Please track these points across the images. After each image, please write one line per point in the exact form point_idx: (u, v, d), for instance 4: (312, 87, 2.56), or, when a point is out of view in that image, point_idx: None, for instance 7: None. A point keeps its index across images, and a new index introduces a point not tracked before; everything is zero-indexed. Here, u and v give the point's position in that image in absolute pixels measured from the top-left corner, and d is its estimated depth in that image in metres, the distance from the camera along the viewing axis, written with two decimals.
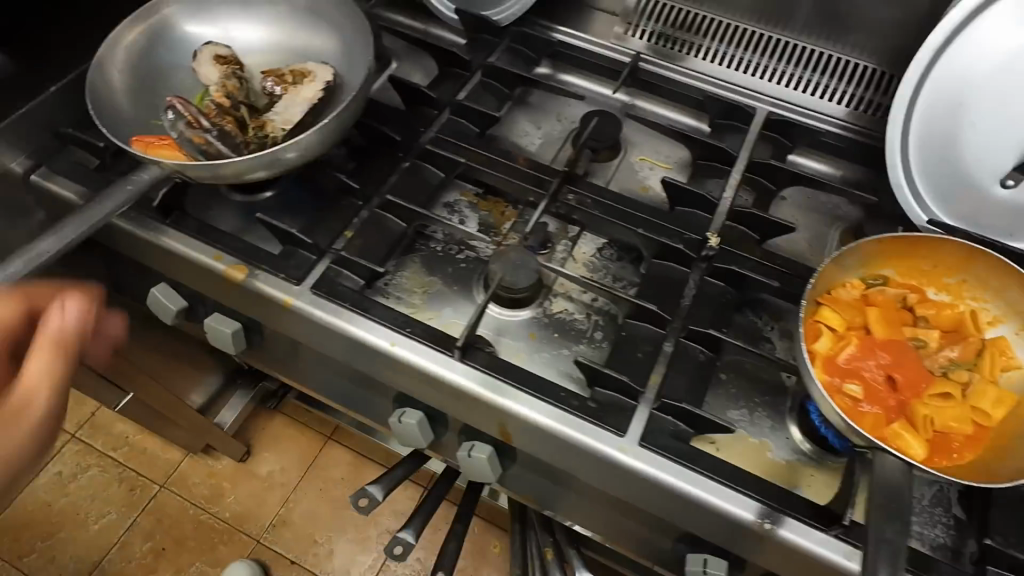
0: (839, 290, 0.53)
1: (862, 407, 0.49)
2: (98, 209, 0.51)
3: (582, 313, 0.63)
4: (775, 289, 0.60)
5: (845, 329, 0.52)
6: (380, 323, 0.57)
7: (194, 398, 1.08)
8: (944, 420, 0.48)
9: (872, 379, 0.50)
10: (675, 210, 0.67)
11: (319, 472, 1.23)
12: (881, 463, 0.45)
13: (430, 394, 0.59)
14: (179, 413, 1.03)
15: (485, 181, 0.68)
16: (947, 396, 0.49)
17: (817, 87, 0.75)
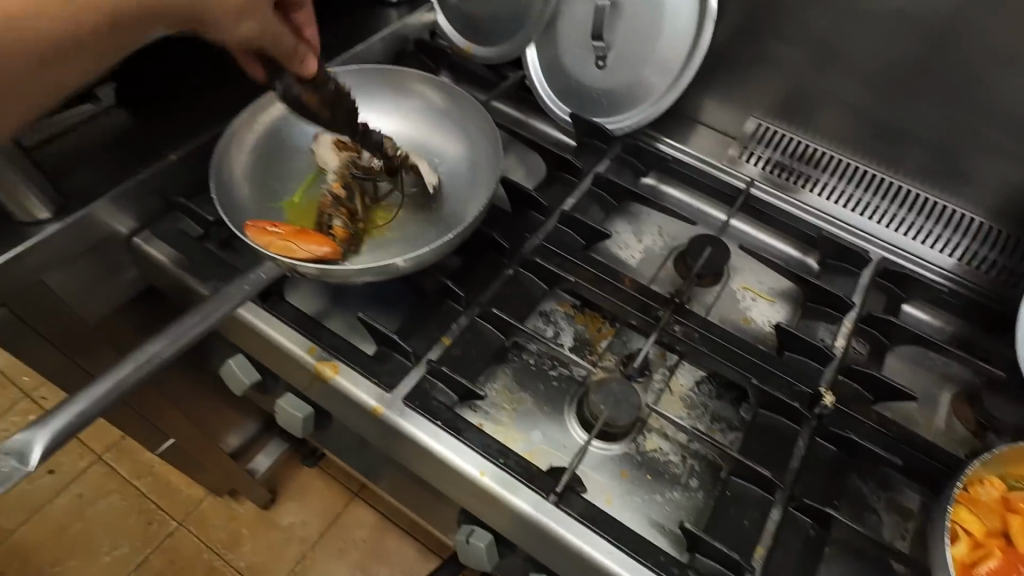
0: (981, 493, 0.50)
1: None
2: (218, 303, 0.47)
3: (677, 456, 0.60)
4: (893, 464, 0.56)
5: (985, 538, 0.49)
6: (472, 448, 0.54)
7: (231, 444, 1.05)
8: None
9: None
10: (783, 356, 0.63)
11: (341, 533, 1.18)
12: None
13: (511, 531, 0.55)
14: (216, 459, 0.99)
15: (586, 297, 0.66)
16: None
17: (939, 242, 0.71)
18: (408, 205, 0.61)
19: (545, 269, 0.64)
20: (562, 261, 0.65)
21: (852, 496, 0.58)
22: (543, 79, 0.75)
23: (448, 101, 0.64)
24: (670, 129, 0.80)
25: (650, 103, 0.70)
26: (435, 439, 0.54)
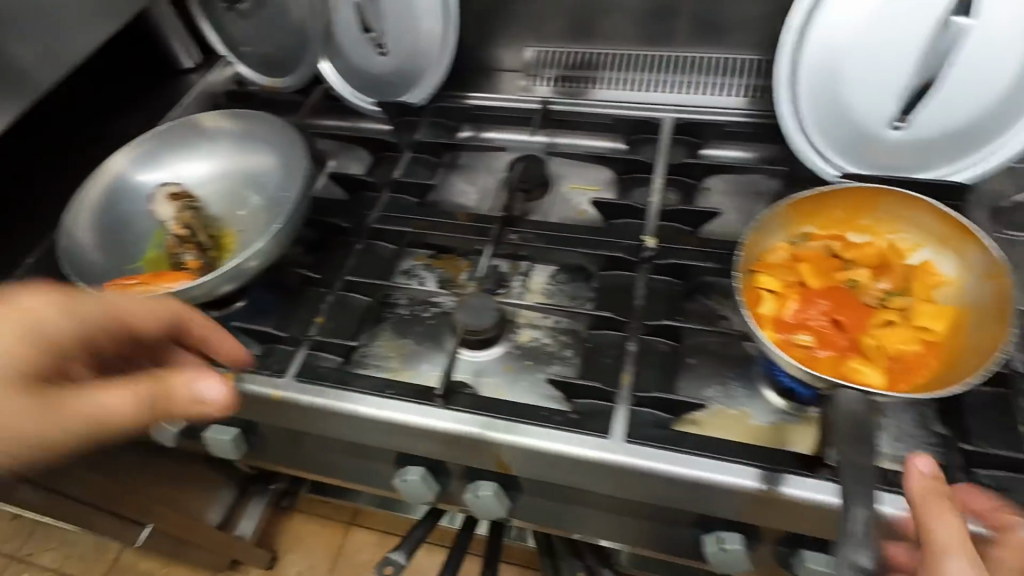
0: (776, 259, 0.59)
1: (825, 348, 0.53)
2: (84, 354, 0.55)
3: (549, 336, 0.68)
4: (717, 266, 0.65)
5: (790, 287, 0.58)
6: (364, 392, 0.61)
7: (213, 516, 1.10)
8: (895, 346, 0.54)
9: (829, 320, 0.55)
10: (612, 224, 0.72)
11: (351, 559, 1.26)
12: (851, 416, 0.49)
13: (425, 448, 0.61)
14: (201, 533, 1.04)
15: (434, 243, 0.74)
16: (898, 325, 0.55)
17: (720, 88, 0.82)
18: (248, 223, 0.70)
19: (385, 232, 0.73)
20: (397, 220, 0.74)
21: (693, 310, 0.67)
22: (342, 82, 0.86)
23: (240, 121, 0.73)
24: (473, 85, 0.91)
25: (437, 65, 0.80)
26: (329, 395, 0.61)
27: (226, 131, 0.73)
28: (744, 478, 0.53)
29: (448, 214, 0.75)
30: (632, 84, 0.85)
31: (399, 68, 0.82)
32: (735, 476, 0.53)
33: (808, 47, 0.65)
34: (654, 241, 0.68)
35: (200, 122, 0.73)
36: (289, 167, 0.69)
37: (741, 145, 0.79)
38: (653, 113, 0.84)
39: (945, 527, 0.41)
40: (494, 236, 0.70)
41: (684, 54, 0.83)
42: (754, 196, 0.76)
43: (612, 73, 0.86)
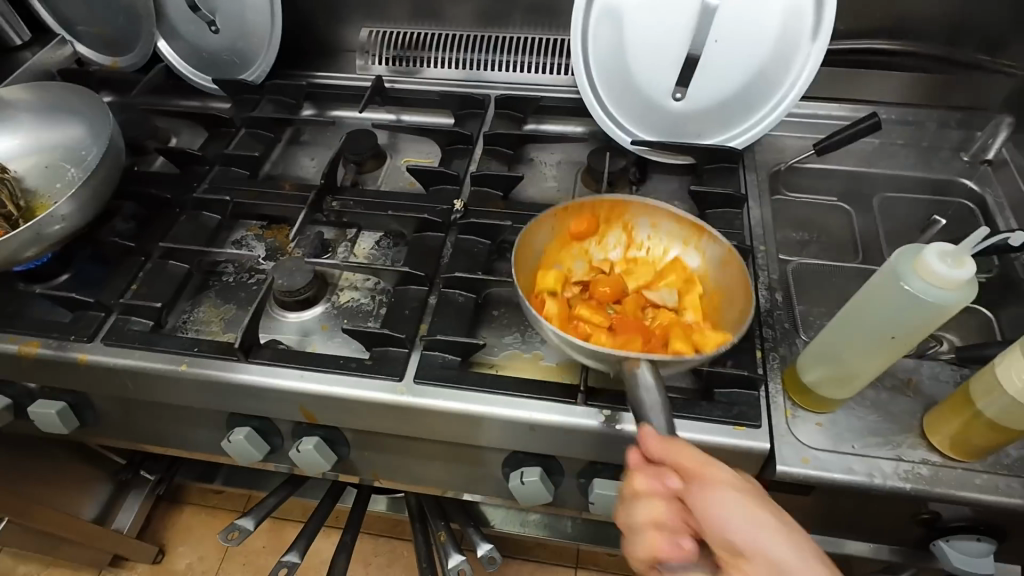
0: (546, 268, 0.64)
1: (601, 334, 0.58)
2: None
3: (368, 296, 0.70)
4: (514, 223, 0.71)
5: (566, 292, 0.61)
6: (171, 351, 0.63)
7: (87, 511, 1.03)
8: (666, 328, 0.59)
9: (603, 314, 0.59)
10: (430, 190, 0.77)
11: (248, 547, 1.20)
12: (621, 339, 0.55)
13: (237, 402, 0.64)
14: (78, 531, 0.98)
15: (266, 213, 0.77)
16: (668, 321, 0.60)
17: (541, 67, 0.90)
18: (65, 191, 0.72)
19: (209, 202, 0.75)
20: (222, 191, 0.77)
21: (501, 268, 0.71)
22: (183, 62, 0.93)
23: (39, 94, 0.75)
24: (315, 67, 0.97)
25: (267, 46, 0.88)
26: (136, 353, 0.63)
27: (42, 106, 0.76)
28: (520, 408, 0.58)
29: (275, 184, 0.79)
30: (459, 63, 0.92)
31: (235, 50, 0.90)
32: (511, 407, 0.58)
33: (596, 27, 0.74)
34: (462, 203, 0.74)
35: (14, 99, 0.75)
36: (103, 132, 0.72)
37: (558, 118, 0.87)
38: (480, 90, 0.91)
39: (638, 492, 0.44)
40: (310, 201, 0.73)
41: (507, 35, 0.90)
42: (568, 163, 0.84)
43: (440, 52, 0.92)
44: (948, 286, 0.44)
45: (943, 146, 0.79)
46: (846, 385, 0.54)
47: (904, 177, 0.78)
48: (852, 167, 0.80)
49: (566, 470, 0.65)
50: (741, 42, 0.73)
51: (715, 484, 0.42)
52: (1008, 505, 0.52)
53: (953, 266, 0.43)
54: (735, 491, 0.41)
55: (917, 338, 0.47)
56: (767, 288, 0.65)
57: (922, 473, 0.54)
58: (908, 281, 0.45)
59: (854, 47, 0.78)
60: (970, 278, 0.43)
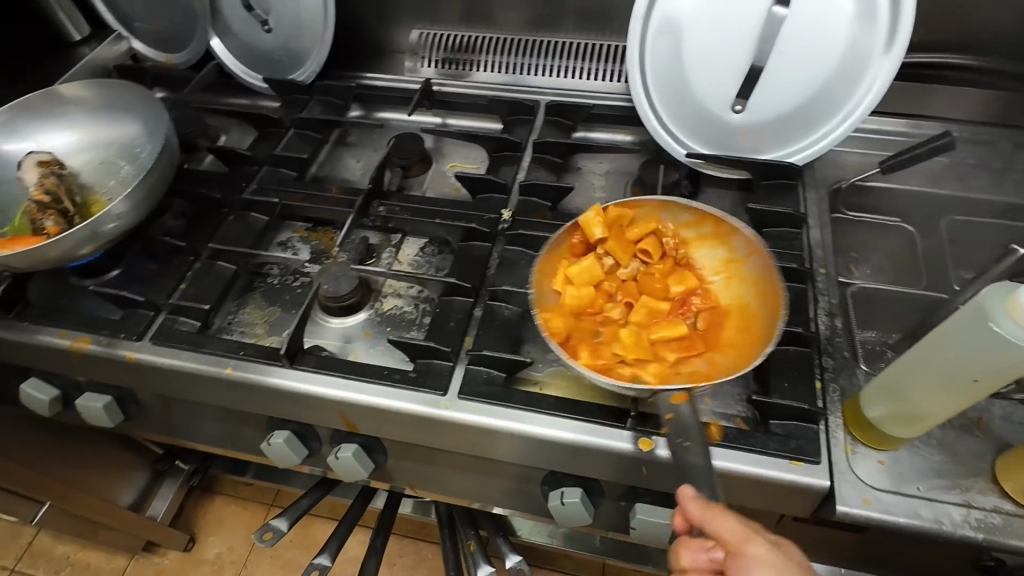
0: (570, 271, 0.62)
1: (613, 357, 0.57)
2: None
3: (411, 305, 0.70)
4: None
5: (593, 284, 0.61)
6: (216, 354, 0.63)
7: (126, 498, 1.05)
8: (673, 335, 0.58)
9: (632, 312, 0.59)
10: (477, 198, 0.76)
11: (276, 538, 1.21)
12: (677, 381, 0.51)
13: (280, 407, 0.63)
14: (113, 516, 0.99)
15: (311, 215, 0.77)
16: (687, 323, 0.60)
17: (593, 73, 0.87)
18: (118, 188, 0.73)
19: (256, 203, 0.75)
20: (270, 192, 0.77)
21: None
22: (235, 60, 0.94)
23: (100, 93, 0.77)
24: (363, 69, 0.96)
25: (320, 45, 0.88)
26: (182, 354, 0.63)
27: (101, 104, 0.77)
28: (567, 430, 0.56)
29: (321, 187, 0.79)
30: (508, 67, 0.90)
31: (286, 50, 0.90)
32: (558, 429, 0.56)
33: (654, 35, 0.72)
34: (510, 213, 0.72)
35: (75, 96, 0.76)
36: (158, 131, 0.73)
37: (608, 128, 0.85)
38: (529, 96, 0.89)
39: (684, 569, 0.44)
40: (357, 206, 0.73)
41: (559, 40, 0.88)
42: (617, 174, 0.82)
43: (489, 56, 0.91)
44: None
45: (1019, 168, 0.75)
46: (915, 424, 0.50)
47: (975, 199, 0.74)
48: (918, 187, 0.76)
49: (607, 494, 0.63)
50: (806, 54, 0.69)
51: (756, 559, 0.41)
52: None
53: None
54: (777, 572, 0.40)
55: (994, 378, 0.44)
56: (827, 313, 0.62)
57: (995, 522, 0.50)
58: (987, 314, 0.43)
59: (924, 61, 0.75)
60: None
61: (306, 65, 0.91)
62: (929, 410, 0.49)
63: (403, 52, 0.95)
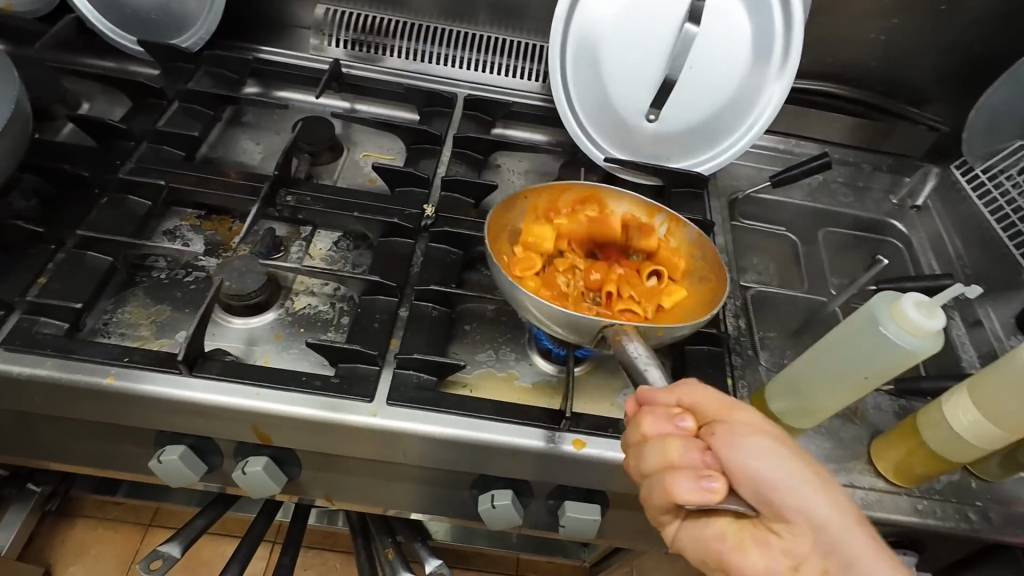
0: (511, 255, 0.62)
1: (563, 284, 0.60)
2: None
3: (327, 304, 0.65)
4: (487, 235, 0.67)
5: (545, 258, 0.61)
6: (93, 361, 0.53)
7: None
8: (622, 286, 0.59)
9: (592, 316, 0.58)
10: (396, 192, 0.72)
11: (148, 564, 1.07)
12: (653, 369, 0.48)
13: (174, 422, 0.55)
14: None
15: (204, 201, 0.69)
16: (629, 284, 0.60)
17: (509, 70, 0.87)
18: None
19: (135, 184, 0.65)
20: (152, 173, 0.67)
21: (472, 280, 0.69)
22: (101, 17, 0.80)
23: None
24: (259, 42, 0.88)
25: (210, 8, 0.79)
26: (42, 362, 0.52)
27: None
28: (502, 433, 0.55)
29: (216, 170, 0.70)
30: (421, 55, 0.87)
31: (163, 9, 0.79)
32: (491, 433, 0.54)
33: (576, 38, 0.74)
34: (432, 209, 0.70)
35: None
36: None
37: (525, 128, 0.85)
38: (444, 87, 0.87)
39: (646, 437, 0.41)
40: (261, 194, 0.66)
41: (476, 33, 0.87)
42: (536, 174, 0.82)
43: (402, 42, 0.87)
44: (925, 340, 0.45)
45: (875, 187, 0.86)
46: (811, 416, 0.55)
47: (844, 212, 0.84)
48: (799, 201, 0.85)
49: (537, 494, 0.63)
50: (714, 72, 0.75)
51: (735, 428, 0.40)
52: (948, 528, 0.57)
53: (920, 313, 0.44)
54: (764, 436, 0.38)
55: (879, 375, 0.49)
56: (734, 315, 0.67)
57: (877, 501, 0.57)
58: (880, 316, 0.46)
59: (805, 88, 0.84)
60: (941, 330, 0.45)
61: (192, 31, 0.81)
62: (822, 404, 0.54)
63: (305, 29, 0.88)
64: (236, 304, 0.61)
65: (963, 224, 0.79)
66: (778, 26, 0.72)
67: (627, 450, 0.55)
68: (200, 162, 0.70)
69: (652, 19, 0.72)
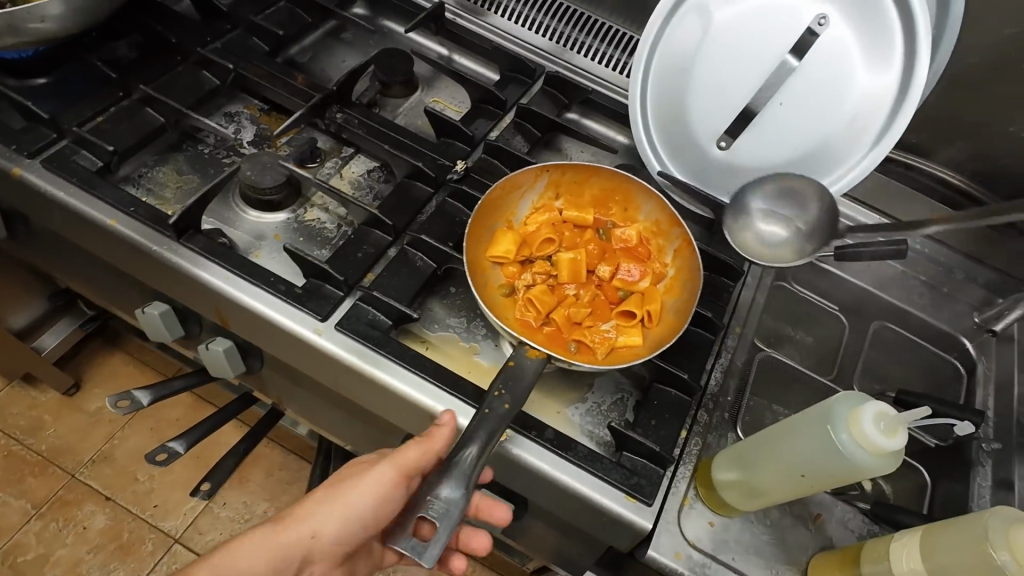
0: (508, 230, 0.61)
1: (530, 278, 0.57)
2: None
3: (334, 223, 0.67)
4: None
5: (527, 249, 0.58)
6: (105, 201, 0.59)
7: (14, 320, 1.03)
8: (584, 302, 0.56)
9: (541, 330, 0.55)
10: (440, 141, 0.72)
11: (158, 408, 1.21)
12: (516, 383, 0.49)
13: (157, 278, 0.61)
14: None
15: (268, 96, 0.73)
16: (595, 302, 0.56)
17: (602, 57, 0.82)
18: None
19: (211, 62, 0.70)
20: (232, 57, 0.72)
21: None
22: None
23: None
24: None
25: None
26: (69, 188, 0.59)
27: None
28: (428, 397, 0.54)
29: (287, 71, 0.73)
30: (522, 19, 0.84)
31: None
32: (427, 398, 0.54)
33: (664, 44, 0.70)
34: (463, 167, 0.69)
35: None
36: None
37: (596, 122, 0.82)
38: (532, 56, 0.84)
39: None
40: (311, 104, 0.68)
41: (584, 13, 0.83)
42: None
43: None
44: (876, 453, 0.41)
45: (961, 299, 0.75)
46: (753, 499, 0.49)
47: (908, 315, 0.74)
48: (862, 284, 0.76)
49: None
50: (803, 115, 0.68)
51: None
52: None
53: (872, 417, 0.41)
54: None
55: (820, 474, 0.43)
56: (722, 371, 0.62)
57: None
58: (830, 410, 0.43)
59: (916, 168, 0.76)
60: (897, 450, 0.40)
61: None
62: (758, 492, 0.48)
63: None
64: (249, 198, 0.65)
65: None
66: (891, 88, 0.64)
67: (538, 456, 0.53)
68: (278, 60, 0.75)
69: (755, 41, 0.66)
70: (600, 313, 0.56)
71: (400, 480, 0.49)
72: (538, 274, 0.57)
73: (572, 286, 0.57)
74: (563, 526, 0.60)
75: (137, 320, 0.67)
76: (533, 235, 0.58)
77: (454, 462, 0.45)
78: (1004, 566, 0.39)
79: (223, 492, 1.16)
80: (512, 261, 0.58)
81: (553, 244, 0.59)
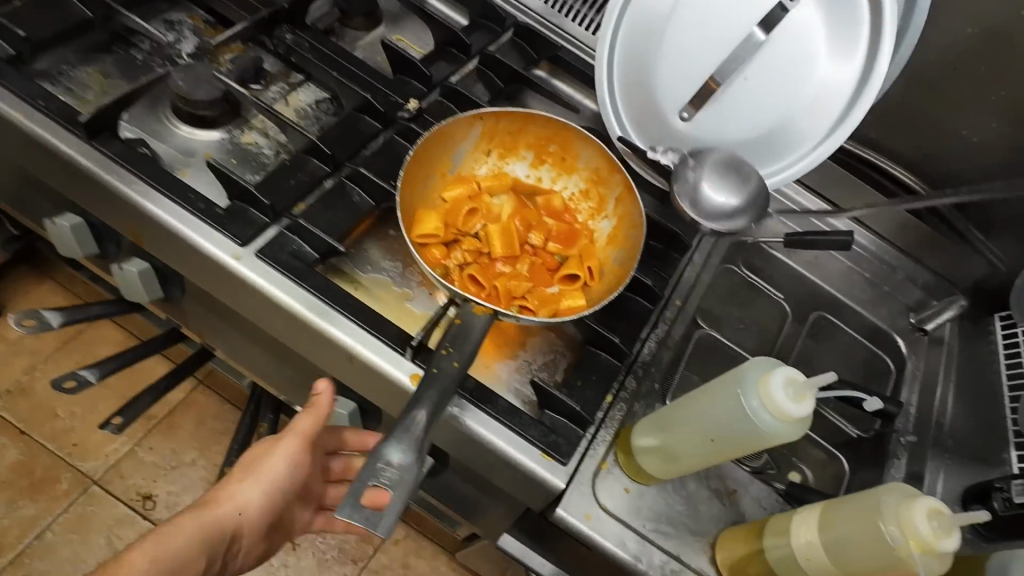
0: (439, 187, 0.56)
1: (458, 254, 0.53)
2: None
3: (272, 149, 0.63)
4: None
5: (453, 224, 0.53)
6: (13, 92, 0.54)
7: None
8: (520, 272, 0.53)
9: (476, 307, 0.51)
10: (396, 77, 0.68)
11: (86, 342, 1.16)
12: (466, 338, 0.46)
13: (66, 184, 0.56)
14: None
15: (215, 7, 0.67)
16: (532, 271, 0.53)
17: (575, 14, 0.79)
18: None
19: None
20: None
21: None
22: None
23: None
24: None
25: None
26: None
27: None
28: (348, 335, 0.52)
29: None
30: None
31: None
32: (351, 341, 0.52)
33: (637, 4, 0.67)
34: (416, 106, 0.65)
35: None
36: None
37: (564, 82, 0.79)
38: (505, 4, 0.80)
39: None
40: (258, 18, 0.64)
41: None
42: None
43: None
44: (783, 418, 0.41)
45: (900, 297, 0.75)
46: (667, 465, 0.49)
47: (846, 309, 0.75)
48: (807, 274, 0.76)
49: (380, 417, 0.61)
50: (766, 94, 0.66)
51: None
52: None
53: (783, 382, 0.41)
54: None
55: (729, 440, 0.44)
56: (657, 341, 0.61)
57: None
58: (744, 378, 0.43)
59: (873, 163, 0.75)
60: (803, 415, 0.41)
61: None
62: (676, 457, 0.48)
63: None
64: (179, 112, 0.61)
65: (977, 373, 0.68)
66: (853, 74, 0.63)
67: (458, 407, 0.51)
68: None
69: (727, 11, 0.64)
70: (536, 281, 0.53)
71: (303, 444, 0.54)
72: (472, 241, 0.53)
73: (508, 259, 0.53)
74: (480, 483, 0.59)
75: (45, 231, 0.62)
76: (461, 205, 0.54)
77: (406, 424, 0.41)
78: (892, 540, 0.40)
79: (148, 436, 1.13)
80: (439, 241, 0.52)
81: (484, 212, 0.55)
